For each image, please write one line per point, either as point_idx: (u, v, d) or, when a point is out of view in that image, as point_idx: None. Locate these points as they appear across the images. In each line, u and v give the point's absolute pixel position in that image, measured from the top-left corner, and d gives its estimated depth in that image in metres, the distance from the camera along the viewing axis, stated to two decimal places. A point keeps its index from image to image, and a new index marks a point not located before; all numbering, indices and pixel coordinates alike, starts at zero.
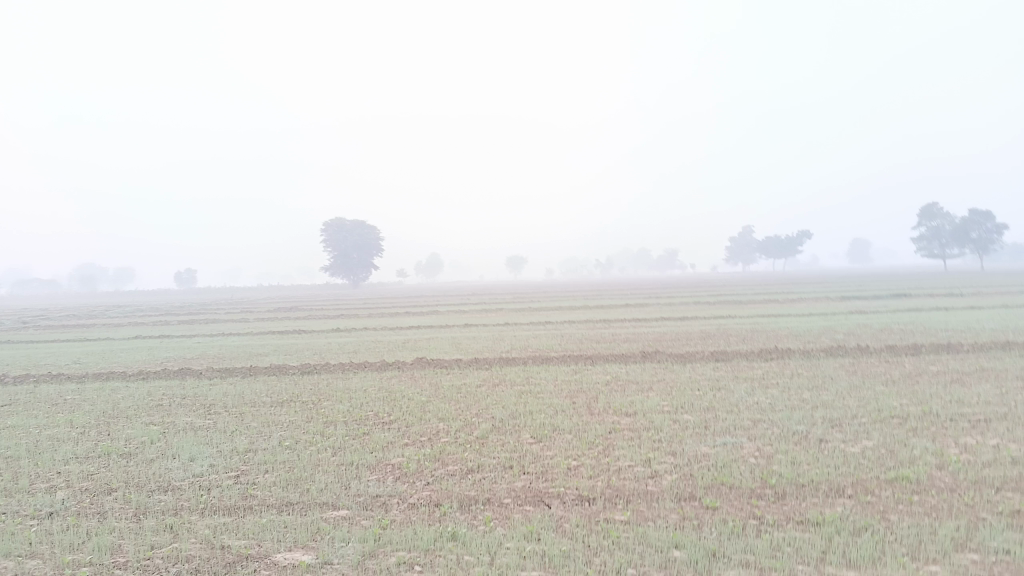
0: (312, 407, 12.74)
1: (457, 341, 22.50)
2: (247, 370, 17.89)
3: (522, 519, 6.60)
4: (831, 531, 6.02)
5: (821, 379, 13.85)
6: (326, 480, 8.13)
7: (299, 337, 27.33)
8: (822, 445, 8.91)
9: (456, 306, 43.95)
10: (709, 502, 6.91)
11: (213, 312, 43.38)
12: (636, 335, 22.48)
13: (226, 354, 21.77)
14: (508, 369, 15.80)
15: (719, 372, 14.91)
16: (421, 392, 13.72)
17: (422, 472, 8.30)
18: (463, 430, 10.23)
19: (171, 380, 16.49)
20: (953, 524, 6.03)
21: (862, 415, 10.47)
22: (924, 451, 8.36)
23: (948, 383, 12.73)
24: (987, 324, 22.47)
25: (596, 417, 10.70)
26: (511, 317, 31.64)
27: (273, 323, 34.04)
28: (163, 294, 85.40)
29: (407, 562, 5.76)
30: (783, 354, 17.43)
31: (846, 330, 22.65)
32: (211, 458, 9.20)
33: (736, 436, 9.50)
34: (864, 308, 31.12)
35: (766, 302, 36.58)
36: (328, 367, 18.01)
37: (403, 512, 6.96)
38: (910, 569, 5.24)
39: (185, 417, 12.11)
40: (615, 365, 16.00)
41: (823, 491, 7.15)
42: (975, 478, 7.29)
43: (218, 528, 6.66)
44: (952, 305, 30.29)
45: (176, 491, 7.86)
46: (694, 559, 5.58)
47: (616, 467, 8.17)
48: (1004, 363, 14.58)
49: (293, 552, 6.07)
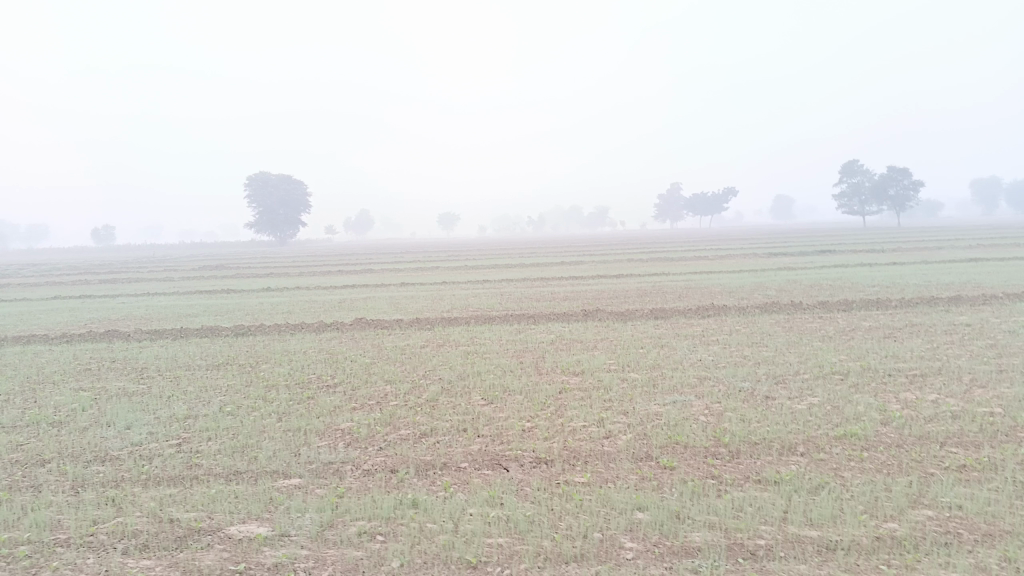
0: (251, 370, 12.38)
1: (395, 301, 22.18)
2: (178, 332, 17.30)
3: (482, 484, 6.50)
4: (789, 490, 6.11)
5: (760, 335, 14.11)
6: (274, 447, 7.87)
7: (230, 296, 26.58)
8: (769, 402, 9.05)
9: (390, 263, 43.40)
10: (667, 462, 6.94)
11: (136, 271, 41.79)
12: (575, 293, 22.53)
13: (155, 315, 21.00)
14: (451, 329, 15.67)
15: (660, 330, 15.04)
16: (363, 353, 13.47)
17: (373, 437, 8.11)
18: (412, 392, 10.05)
19: (99, 343, 15.84)
20: (905, 480, 6.19)
21: (804, 372, 10.69)
22: (867, 407, 8.57)
23: (882, 338, 13.10)
24: (911, 279, 23.21)
25: (545, 377, 10.67)
26: (448, 275, 31.35)
27: (201, 282, 33.01)
28: (80, 252, 82.03)
29: (368, 532, 5.61)
30: (721, 311, 17.70)
31: (778, 286, 23.11)
32: (150, 426, 8.83)
33: (685, 394, 9.59)
34: (792, 264, 31.87)
35: (698, 259, 37.08)
36: (264, 328, 17.57)
37: (358, 480, 6.80)
38: (870, 527, 5.35)
39: (117, 382, 11.64)
40: (557, 323, 16.02)
41: (776, 448, 7.26)
42: (920, 434, 7.50)
43: (165, 500, 6.38)
44: (875, 261, 31.23)
45: (115, 462, 7.50)
46: (659, 521, 5.58)
47: (571, 428, 8.12)
48: (932, 318, 15.08)
49: (247, 524, 5.84)
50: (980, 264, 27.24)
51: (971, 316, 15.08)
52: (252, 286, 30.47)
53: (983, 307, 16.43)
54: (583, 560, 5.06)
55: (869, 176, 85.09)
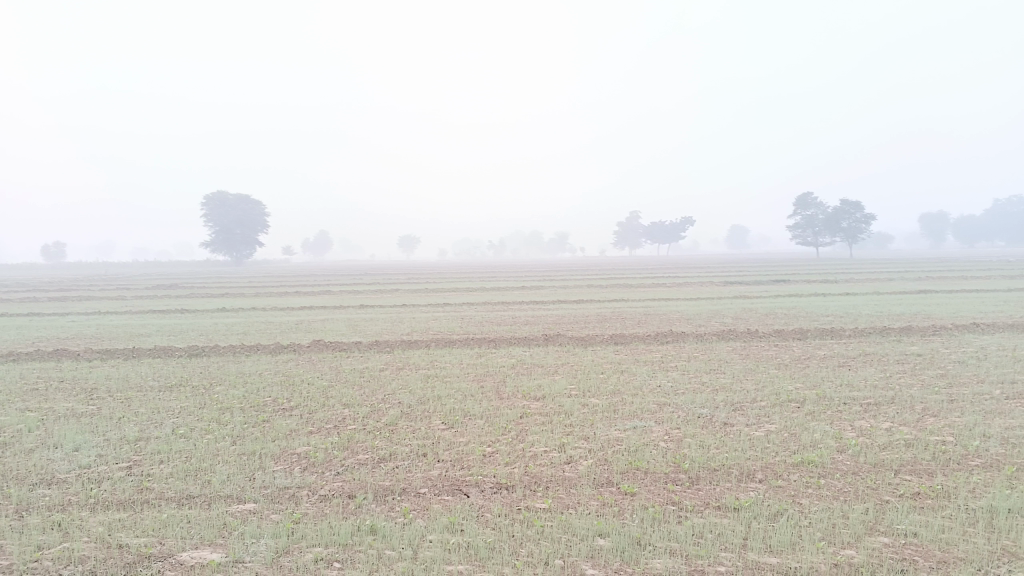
0: (205, 392, 12.14)
1: (354, 323, 21.96)
2: (130, 352, 16.92)
3: (442, 509, 6.43)
4: (749, 516, 6.15)
5: (718, 362, 14.25)
6: (228, 471, 7.70)
7: (185, 316, 26.08)
8: (728, 429, 9.13)
9: (349, 285, 43.05)
10: (627, 488, 6.94)
11: (87, 288, 40.85)
12: (535, 317, 22.53)
13: (106, 334, 20.51)
14: (411, 352, 15.55)
15: (620, 355, 15.10)
16: (321, 376, 13.29)
17: (331, 461, 7.99)
18: (371, 416, 9.94)
19: (47, 362, 15.40)
20: (862, 508, 6.27)
21: (761, 399, 10.82)
22: (824, 434, 8.69)
23: (837, 367, 13.31)
24: (863, 309, 23.68)
25: (505, 401, 10.64)
26: (408, 298, 31.20)
27: (154, 301, 32.36)
28: (28, 269, 79.95)
29: (325, 558, 5.50)
30: (680, 337, 17.84)
31: (736, 314, 23.41)
32: (99, 448, 8.59)
33: (644, 419, 9.62)
34: (748, 293, 32.31)
35: (657, 287, 37.39)
36: (219, 348, 17.27)
37: (315, 505, 6.67)
38: (828, 554, 5.39)
39: (65, 402, 11.31)
40: (518, 348, 16.01)
41: (735, 475, 7.31)
42: (875, 461, 7.62)
43: (114, 525, 6.18)
44: (829, 291, 31.80)
45: (62, 485, 7.27)
46: (620, 548, 5.57)
47: (532, 453, 8.08)
48: (884, 347, 15.39)
49: (199, 550, 5.69)
50: (931, 295, 27.94)
51: (922, 346, 15.41)
52: (208, 306, 29.96)
53: (933, 337, 16.80)
54: None
55: (822, 208, 86.92)
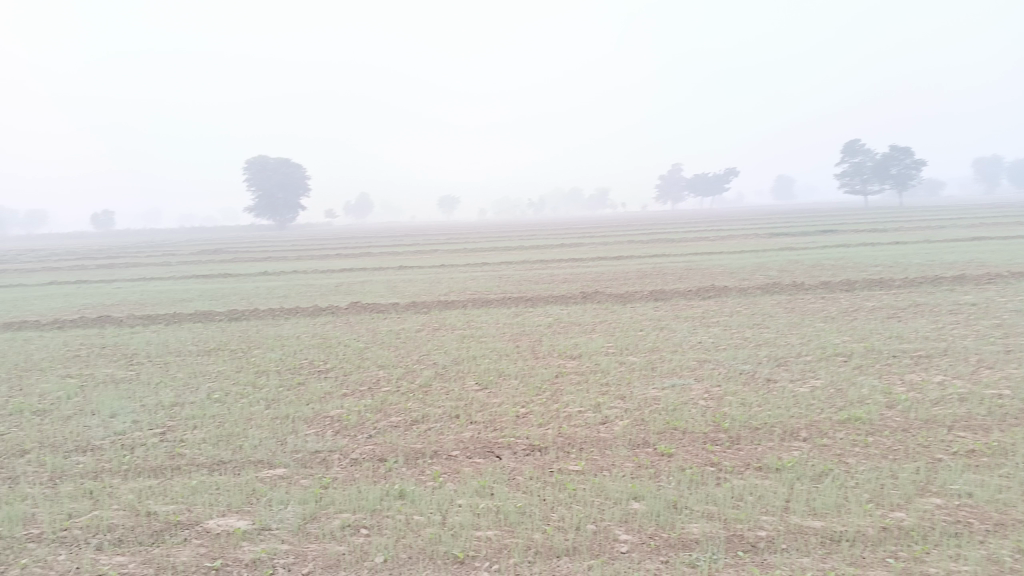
0: (242, 356, 12.16)
1: (391, 285, 21.88)
2: (172, 317, 17.05)
3: (473, 472, 6.27)
4: (792, 477, 5.89)
5: (761, 316, 13.85)
6: (260, 435, 7.65)
7: (227, 281, 26.30)
8: (770, 385, 8.82)
9: (388, 247, 43.06)
10: (664, 449, 6.70)
11: (133, 256, 41.47)
12: (574, 275, 22.20)
13: (149, 300, 20.74)
14: (447, 312, 15.39)
15: (660, 311, 14.77)
16: (357, 337, 13.22)
17: (363, 424, 7.89)
18: (405, 377, 9.83)
19: (91, 329, 15.59)
20: (912, 467, 5.96)
21: (806, 353, 10.45)
22: (872, 389, 8.34)
23: (886, 319, 12.84)
24: (913, 258, 22.88)
25: (541, 360, 10.45)
26: (445, 258, 31.03)
27: (196, 267, 32.68)
28: (79, 237, 81.67)
29: (352, 525, 5.38)
30: (722, 292, 17.40)
31: (780, 266, 22.83)
32: (134, 414, 8.60)
33: (684, 377, 9.37)
34: (793, 245, 31.48)
35: (699, 241, 36.68)
36: (258, 312, 17.33)
37: (345, 469, 6.57)
38: (876, 517, 5.11)
39: (105, 368, 11.41)
40: (556, 306, 15.77)
41: (778, 434, 7.03)
42: (927, 417, 7.27)
43: (144, 492, 6.15)
44: (878, 240, 30.85)
45: (96, 452, 7.28)
46: (656, 512, 5.36)
47: (566, 414, 7.88)
48: (935, 297, 14.83)
49: (227, 517, 5.62)
50: (983, 243, 26.91)
51: (976, 295, 14.82)
52: (249, 271, 30.17)
53: (987, 286, 16.14)
54: (576, 554, 4.82)
55: (869, 155, 84.33)
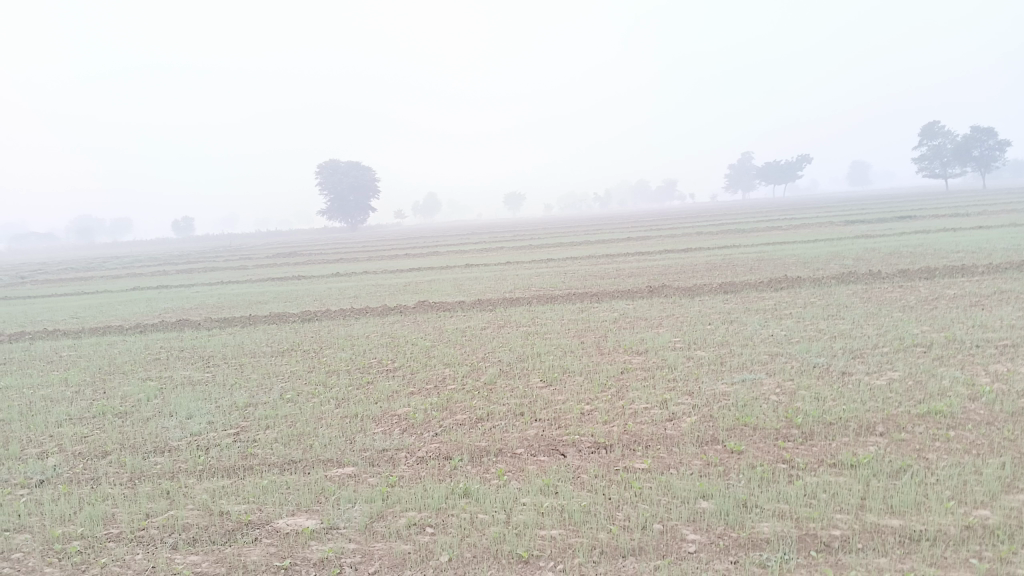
0: (313, 356, 12.38)
1: (458, 283, 21.98)
2: (246, 319, 17.49)
3: (537, 471, 6.23)
4: (868, 474, 5.68)
5: (835, 307, 13.43)
6: (330, 434, 7.76)
7: (299, 283, 26.86)
8: (845, 378, 8.55)
9: (456, 246, 43.30)
10: (734, 446, 6.55)
11: (210, 261, 42.69)
12: (641, 269, 21.93)
13: (225, 303, 21.32)
14: (513, 310, 15.37)
15: (730, 304, 14.46)
16: (424, 336, 13.31)
17: (429, 422, 7.93)
18: (470, 375, 9.85)
19: (170, 332, 16.12)
20: (997, 462, 5.68)
21: (883, 344, 10.08)
22: (954, 381, 8.00)
23: (969, 307, 12.31)
24: (998, 243, 21.90)
25: (606, 356, 10.35)
26: (512, 255, 31.04)
27: (270, 270, 33.45)
28: (161, 244, 84.65)
29: (418, 524, 5.40)
30: (795, 283, 16.93)
31: (855, 255, 22.11)
32: (209, 415, 8.84)
33: (754, 371, 9.15)
34: (870, 232, 30.46)
35: (771, 230, 35.83)
36: (329, 313, 17.63)
37: (411, 468, 6.61)
38: (958, 516, 4.87)
39: (183, 370, 11.78)
40: (622, 301, 15.59)
41: (854, 429, 6.79)
42: (1013, 409, 6.93)
43: (217, 492, 6.30)
44: (960, 225, 29.61)
45: (173, 452, 7.51)
46: (724, 511, 5.23)
47: (632, 411, 7.78)
48: (1022, 283, 14.14)
49: (296, 517, 5.71)
50: None
51: None
52: (321, 273, 30.77)
53: None
54: (642, 554, 4.74)
55: (949, 136, 81.10)
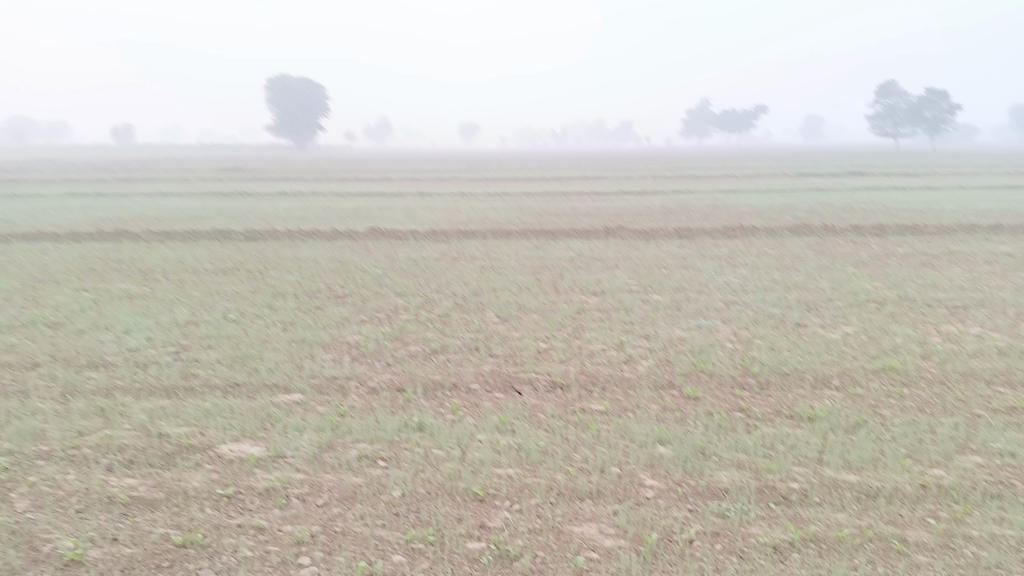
0: (259, 277, 11.95)
1: (410, 212, 21.47)
2: (189, 235, 16.81)
3: (493, 408, 6.08)
4: (824, 427, 5.67)
5: (789, 259, 13.45)
6: (276, 358, 7.49)
7: (245, 200, 25.97)
8: (800, 330, 8.56)
9: (408, 174, 42.38)
10: (690, 392, 6.49)
11: (151, 171, 41.00)
12: (596, 209, 21.72)
13: (166, 217, 20.46)
14: (467, 243, 15.04)
15: (685, 250, 14.37)
16: (375, 264, 12.96)
17: (381, 352, 7.71)
18: (424, 307, 9.61)
19: (107, 243, 15.40)
20: (951, 422, 5.72)
21: (837, 299, 10.14)
22: (906, 339, 8.06)
23: (919, 266, 12.43)
24: (946, 205, 22.23)
25: (563, 295, 10.20)
26: (465, 187, 30.49)
27: (214, 185, 32.29)
28: (99, 150, 81.26)
29: (369, 457, 5.22)
30: (749, 232, 16.94)
31: (808, 208, 22.20)
32: (149, 331, 8.47)
33: (710, 318, 9.10)
34: (822, 186, 30.74)
35: (725, 178, 35.85)
36: (276, 233, 17.07)
37: (362, 398, 6.40)
38: (914, 474, 4.88)
39: (121, 283, 11.27)
40: (577, 240, 15.40)
41: (809, 381, 6.79)
42: (964, 370, 7.00)
43: (157, 413, 6.01)
44: (909, 185, 30.04)
45: (109, 368, 7.15)
46: (682, 457, 5.16)
47: (589, 351, 7.67)
48: (970, 246, 14.37)
49: (240, 443, 5.47)
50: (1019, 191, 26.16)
51: (1013, 246, 14.34)
52: (268, 191, 29.80)
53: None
54: (600, 497, 4.65)
55: (902, 96, 81.95)
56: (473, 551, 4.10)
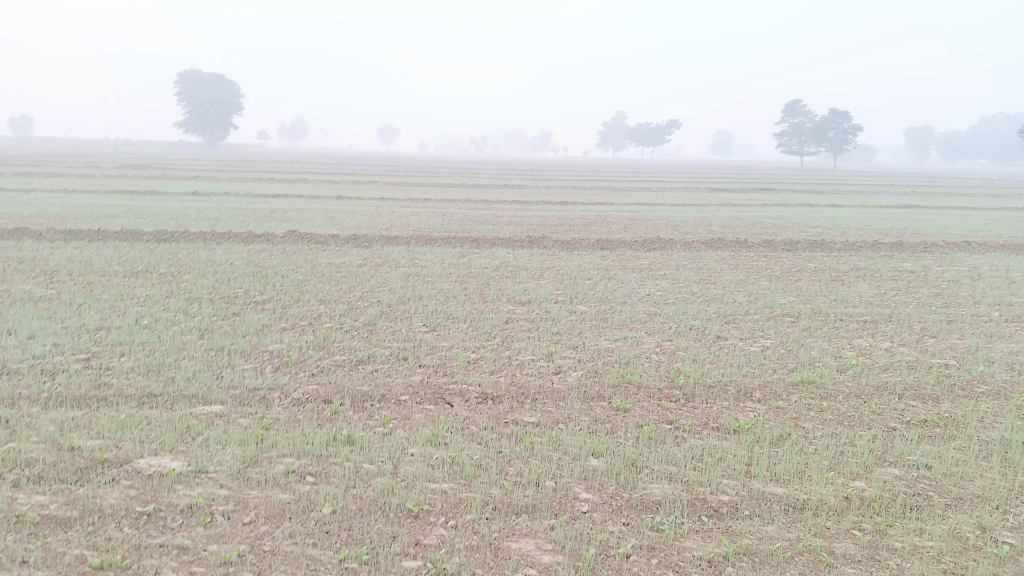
0: (173, 280, 11.50)
1: (330, 215, 21.08)
2: (95, 234, 16.05)
3: (424, 420, 5.99)
4: (751, 440, 5.80)
5: (707, 272, 13.76)
6: (195, 367, 7.20)
7: (155, 199, 25.00)
8: (722, 343, 8.76)
9: (326, 175, 41.61)
10: (620, 404, 6.54)
11: (50, 165, 39.01)
12: (518, 218, 21.79)
13: (70, 214, 19.51)
14: (390, 249, 14.84)
15: (608, 262, 14.53)
16: (295, 269, 12.64)
17: (306, 362, 7.51)
18: (348, 314, 9.43)
19: (6, 241, 14.56)
20: (869, 435, 5.93)
21: (755, 312, 10.42)
22: (823, 352, 8.34)
23: (830, 281, 12.91)
24: (851, 222, 23.20)
25: (489, 305, 10.16)
26: (385, 192, 30.12)
27: (120, 182, 30.97)
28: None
29: (297, 471, 5.05)
30: (668, 245, 17.28)
31: (722, 222, 22.82)
32: (55, 337, 8.02)
33: (636, 330, 9.22)
34: (735, 200, 31.62)
35: (641, 191, 36.55)
36: (190, 235, 16.48)
37: (288, 410, 6.21)
38: (838, 486, 5.04)
39: (23, 285, 10.66)
40: (501, 249, 15.39)
41: (734, 394, 6.94)
42: (878, 383, 7.29)
43: (66, 424, 5.68)
44: (817, 202, 31.22)
45: (12, 376, 6.74)
46: (615, 470, 5.19)
47: (518, 362, 7.65)
48: (875, 262, 15.02)
49: (159, 457, 5.22)
50: (918, 211, 27.50)
51: (914, 263, 15.04)
52: (179, 190, 28.73)
53: (924, 254, 16.44)
54: (535, 512, 4.62)
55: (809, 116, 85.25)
56: (410, 570, 4.01)
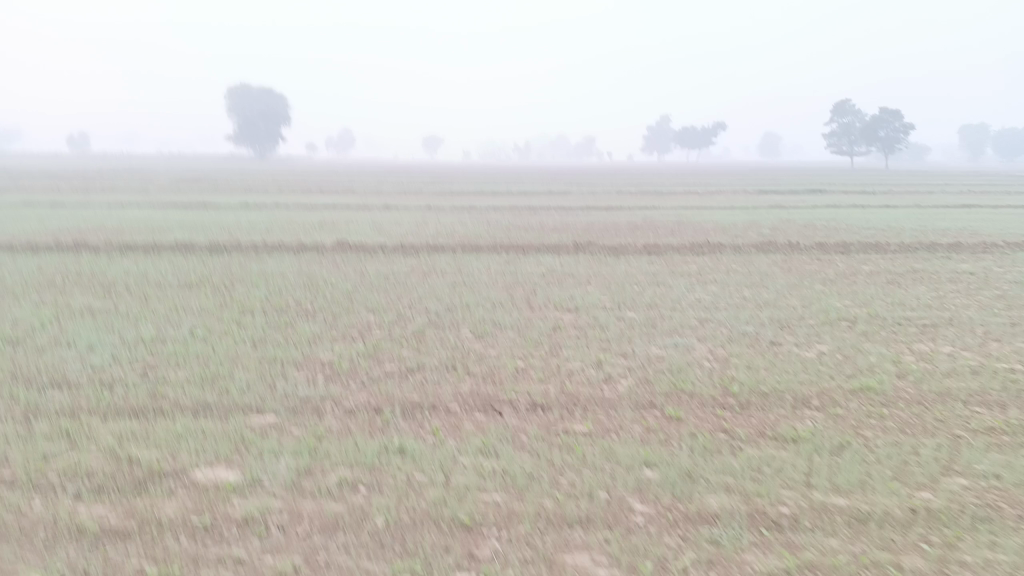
0: (226, 291, 11.68)
1: (377, 224, 21.25)
2: (150, 247, 16.40)
3: (475, 430, 5.95)
4: (809, 449, 5.64)
5: (757, 276, 13.52)
6: (247, 378, 7.28)
7: (206, 211, 25.48)
8: (776, 349, 8.58)
9: (372, 186, 41.97)
10: (673, 413, 6.42)
11: (107, 180, 40.07)
12: (564, 224, 21.71)
13: (126, 228, 19.98)
14: (437, 257, 14.89)
15: (655, 267, 14.38)
16: (344, 279, 12.75)
17: (356, 371, 7.54)
18: (397, 323, 9.46)
19: (65, 255, 14.96)
20: (933, 444, 5.73)
21: (809, 316, 10.19)
22: (881, 358, 8.11)
23: (886, 284, 12.58)
24: (906, 223, 22.62)
25: (537, 312, 10.11)
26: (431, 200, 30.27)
27: (173, 195, 31.68)
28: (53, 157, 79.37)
29: (350, 482, 5.06)
30: (717, 249, 17.03)
31: (772, 225, 22.45)
32: (113, 348, 8.19)
33: (686, 336, 9.08)
34: (784, 203, 31.07)
35: (688, 194, 36.20)
36: (241, 246, 16.75)
37: (339, 420, 6.23)
38: (902, 497, 4.87)
39: (83, 297, 10.93)
40: (547, 256, 15.32)
41: (790, 401, 6.77)
42: (941, 390, 7.05)
43: (124, 435, 5.78)
44: (869, 203, 30.52)
45: (72, 388, 6.89)
46: (670, 481, 5.09)
47: (567, 370, 7.58)
48: (933, 264, 14.60)
49: (215, 468, 5.27)
50: (976, 210, 26.71)
51: (974, 265, 14.58)
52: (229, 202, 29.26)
53: (984, 255, 15.95)
54: (590, 524, 4.55)
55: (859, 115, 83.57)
56: None
